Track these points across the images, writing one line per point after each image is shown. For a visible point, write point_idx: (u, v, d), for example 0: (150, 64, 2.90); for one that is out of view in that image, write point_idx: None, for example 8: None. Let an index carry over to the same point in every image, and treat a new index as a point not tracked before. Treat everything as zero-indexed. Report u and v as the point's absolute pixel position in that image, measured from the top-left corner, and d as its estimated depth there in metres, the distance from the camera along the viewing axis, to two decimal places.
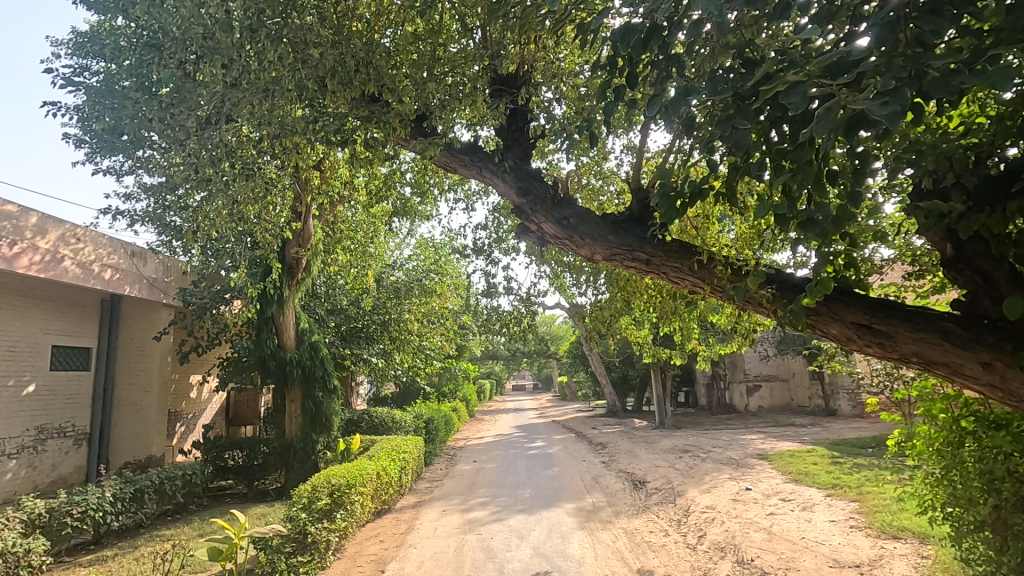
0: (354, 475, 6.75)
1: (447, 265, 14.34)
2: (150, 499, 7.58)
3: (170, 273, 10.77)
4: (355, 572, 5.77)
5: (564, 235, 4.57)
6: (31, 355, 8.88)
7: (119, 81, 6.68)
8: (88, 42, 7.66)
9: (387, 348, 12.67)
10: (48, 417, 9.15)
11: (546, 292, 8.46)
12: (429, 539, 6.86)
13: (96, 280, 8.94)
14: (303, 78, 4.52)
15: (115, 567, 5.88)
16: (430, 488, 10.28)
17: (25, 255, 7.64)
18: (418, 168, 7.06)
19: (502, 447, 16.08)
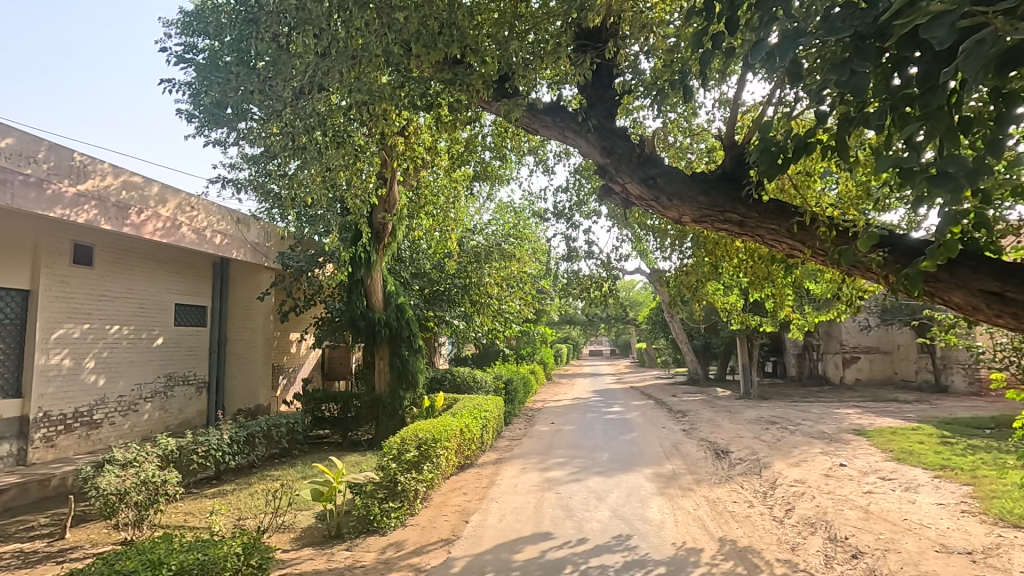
0: (439, 431, 7.08)
1: (526, 230, 14.42)
2: (260, 443, 8.38)
3: (270, 238, 11.57)
4: (442, 521, 6.11)
5: (651, 197, 4.38)
6: (159, 311, 9.95)
7: (222, 57, 7.13)
8: (194, 20, 8.17)
9: (468, 311, 12.99)
10: (174, 366, 10.30)
11: (628, 256, 8.30)
12: (510, 494, 7.11)
13: (209, 245, 9.79)
14: (389, 43, 4.59)
15: (234, 500, 6.62)
16: (510, 446, 10.63)
17: (150, 223, 8.49)
18: (498, 130, 7.00)
19: (579, 411, 16.22)
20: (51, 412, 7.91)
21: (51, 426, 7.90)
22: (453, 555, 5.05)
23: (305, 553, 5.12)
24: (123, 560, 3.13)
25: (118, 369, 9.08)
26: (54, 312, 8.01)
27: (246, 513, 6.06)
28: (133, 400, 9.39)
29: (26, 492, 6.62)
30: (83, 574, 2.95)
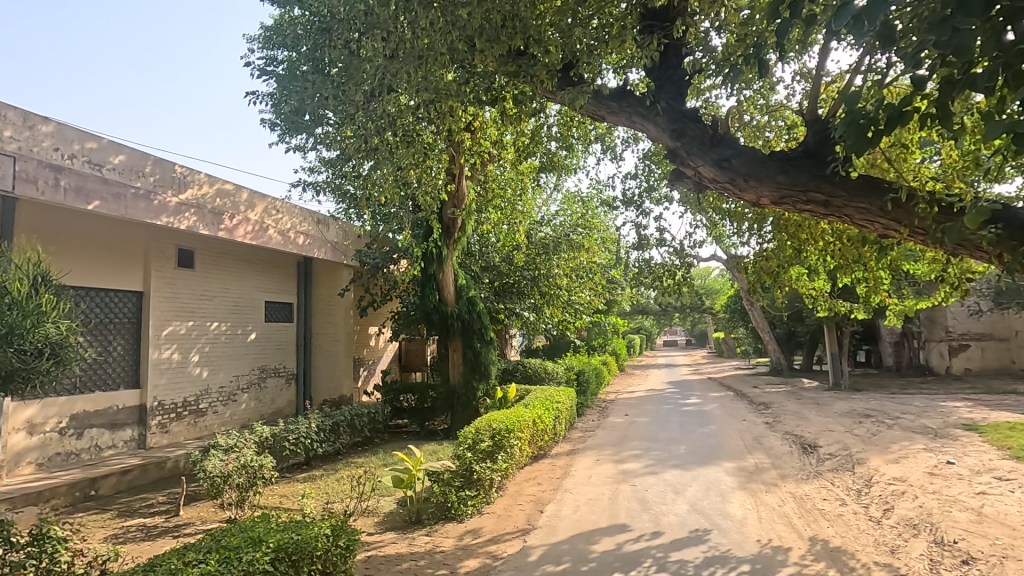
0: (512, 421, 7.18)
1: (594, 219, 14.24)
2: (344, 431, 8.86)
3: (348, 237, 12.15)
4: (517, 510, 6.19)
5: (726, 179, 4.18)
6: (252, 308, 10.72)
7: (299, 66, 7.52)
8: (274, 34, 8.67)
9: (538, 303, 13.02)
10: (266, 359, 11.08)
11: (702, 242, 7.99)
12: (584, 486, 7.09)
13: (293, 245, 10.42)
14: (454, 40, 4.63)
15: (323, 484, 7.07)
16: (583, 437, 10.60)
17: (241, 226, 9.16)
18: (564, 119, 6.92)
19: (654, 402, 15.87)
20: (164, 401, 8.75)
21: (164, 414, 8.74)
22: (529, 544, 5.12)
23: (389, 537, 5.37)
24: (229, 537, 3.43)
25: (219, 362, 9.90)
26: (163, 311, 8.82)
27: (334, 497, 6.46)
28: (232, 390, 10.20)
29: (146, 473, 7.38)
30: (196, 548, 3.27)
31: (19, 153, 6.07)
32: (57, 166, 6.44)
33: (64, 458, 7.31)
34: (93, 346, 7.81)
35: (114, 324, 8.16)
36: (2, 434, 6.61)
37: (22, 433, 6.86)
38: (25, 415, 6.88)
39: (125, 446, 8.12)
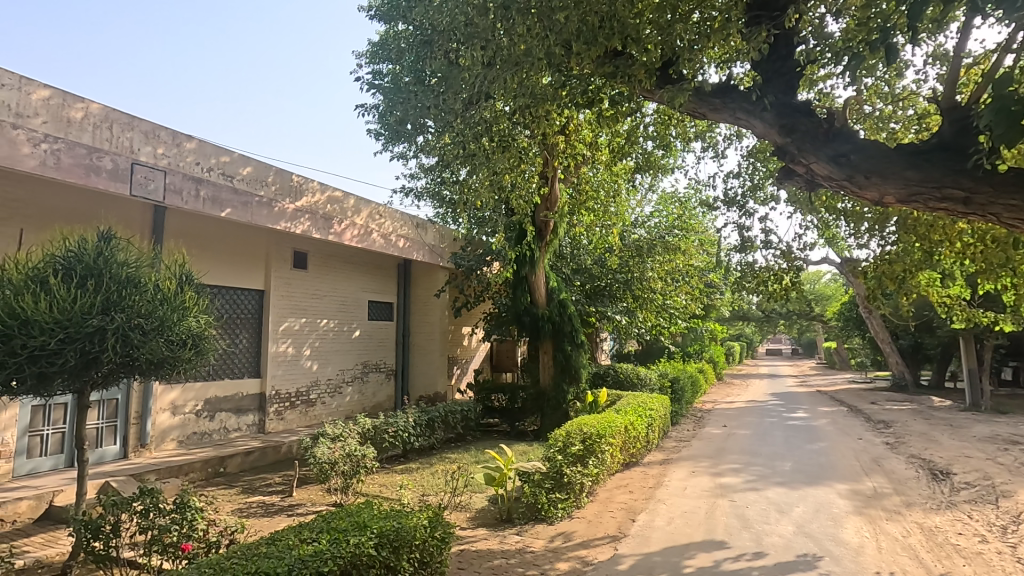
0: (603, 426, 7.08)
1: (692, 221, 13.69)
2: (439, 428, 9.20)
3: (444, 240, 12.62)
4: (608, 517, 6.08)
5: (843, 175, 3.87)
6: (357, 306, 11.45)
7: (403, 78, 7.93)
8: (379, 49, 9.19)
9: (631, 306, 12.75)
10: (369, 355, 11.78)
11: (812, 245, 7.43)
12: (678, 497, 6.83)
13: (394, 248, 11.01)
14: (551, 45, 4.66)
15: (419, 477, 7.38)
16: (678, 447, 10.21)
17: (349, 230, 9.82)
18: (661, 118, 6.73)
19: (755, 414, 14.92)
20: (280, 390, 9.58)
21: (280, 402, 9.57)
22: (621, 552, 5.02)
23: (481, 533, 5.50)
24: (338, 519, 3.69)
25: (327, 357, 10.66)
26: (281, 308, 9.66)
27: (429, 490, 6.73)
28: (338, 383, 10.93)
29: (265, 455, 8.11)
30: (310, 527, 3.55)
31: (168, 168, 6.94)
32: (197, 178, 7.28)
33: (199, 437, 8.23)
34: (224, 339, 8.72)
35: (241, 319, 9.07)
36: (151, 413, 7.58)
37: (167, 412, 7.81)
38: (169, 397, 7.83)
39: (248, 429, 8.99)
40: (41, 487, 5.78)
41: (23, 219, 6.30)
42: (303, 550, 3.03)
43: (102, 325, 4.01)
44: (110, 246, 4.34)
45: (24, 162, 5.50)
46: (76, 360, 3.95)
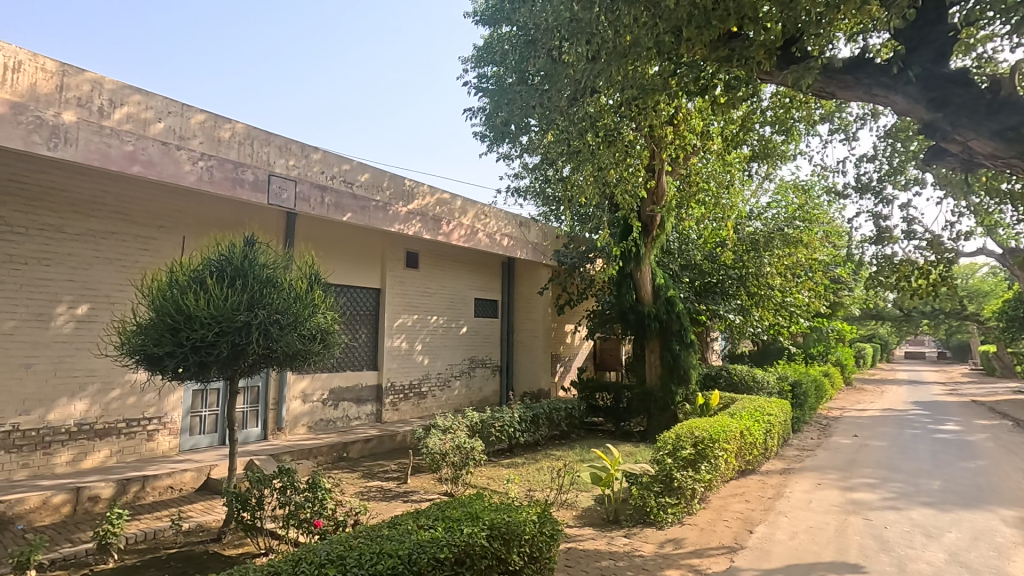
0: (716, 430, 6.71)
1: (816, 211, 12.57)
2: (543, 424, 9.27)
3: (547, 238, 12.71)
4: (722, 526, 5.76)
5: (1013, 154, 3.51)
6: (463, 303, 11.85)
7: (507, 79, 8.08)
8: (484, 53, 9.42)
9: (746, 304, 11.98)
10: (475, 351, 12.16)
11: (967, 234, 6.50)
12: (803, 511, 6.29)
13: (499, 247, 11.26)
14: (660, 33, 4.47)
15: (525, 472, 7.49)
16: (801, 457, 9.42)
17: (457, 231, 10.20)
18: (780, 101, 6.25)
19: (894, 424, 13.36)
20: (395, 383, 10.19)
21: (395, 394, 10.17)
22: (738, 565, 4.73)
23: (588, 532, 5.46)
24: (451, 508, 3.85)
25: (437, 352, 11.16)
26: (395, 305, 10.25)
27: (535, 485, 6.80)
28: (447, 377, 11.40)
29: (382, 442, 8.67)
30: (426, 513, 3.75)
31: (299, 178, 7.64)
32: (323, 186, 7.93)
33: (326, 423, 8.98)
34: (346, 333, 9.45)
35: (360, 315, 9.76)
36: (286, 400, 8.40)
37: (299, 400, 8.62)
38: (300, 386, 8.62)
39: (367, 418, 9.66)
40: (200, 462, 6.65)
41: (184, 228, 7.25)
42: (421, 536, 3.20)
43: (247, 320, 4.51)
44: (253, 250, 4.86)
45: (184, 178, 6.32)
46: (228, 351, 4.47)
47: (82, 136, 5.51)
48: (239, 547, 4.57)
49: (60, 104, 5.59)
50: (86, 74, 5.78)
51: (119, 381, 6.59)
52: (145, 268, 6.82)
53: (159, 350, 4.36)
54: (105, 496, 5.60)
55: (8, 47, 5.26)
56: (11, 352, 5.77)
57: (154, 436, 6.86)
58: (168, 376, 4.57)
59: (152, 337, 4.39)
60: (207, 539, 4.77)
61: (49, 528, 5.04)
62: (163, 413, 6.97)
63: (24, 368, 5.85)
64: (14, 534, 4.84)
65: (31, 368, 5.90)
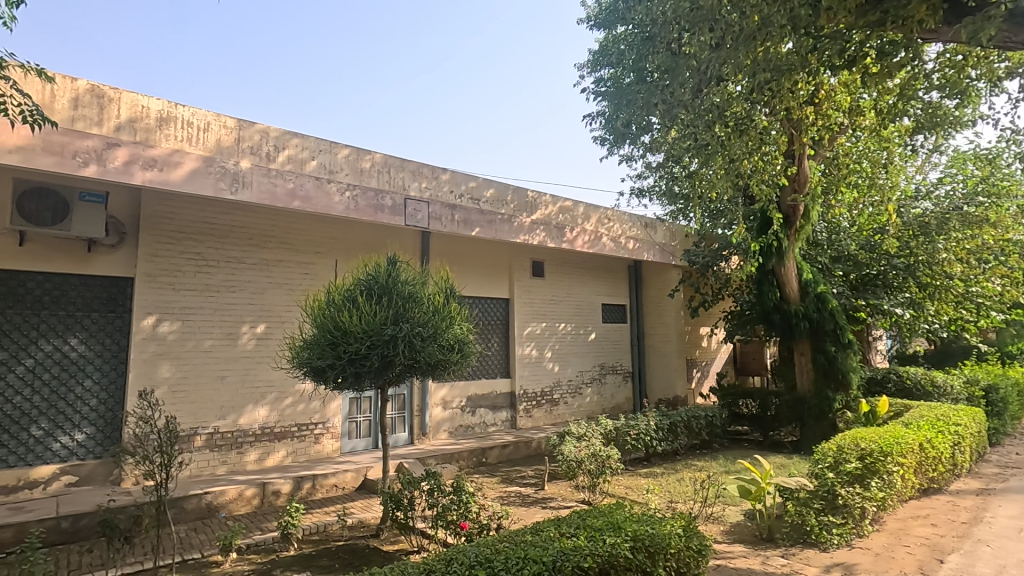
0: (888, 442, 5.91)
1: (1005, 183, 10.63)
2: (682, 433, 8.85)
3: (675, 238, 12.28)
4: (902, 552, 5.02)
5: None
6: (591, 310, 11.77)
7: (626, 79, 7.95)
8: (599, 56, 9.35)
9: (917, 297, 10.46)
10: (606, 357, 12.01)
11: None
12: (1011, 541, 5.28)
13: (625, 250, 11.04)
14: (795, 8, 4.10)
15: (665, 482, 7.20)
16: (1003, 476, 7.93)
17: (581, 237, 10.19)
18: (950, 62, 5.41)
19: None
20: (527, 390, 10.39)
21: (528, 401, 10.38)
22: None
23: (738, 549, 5.09)
24: (592, 517, 3.82)
25: (567, 359, 11.19)
26: (524, 314, 10.49)
27: (676, 497, 6.51)
28: (578, 384, 11.38)
29: (518, 449, 8.88)
30: (567, 521, 3.76)
31: (430, 199, 8.15)
32: (452, 205, 8.38)
33: (465, 429, 9.42)
34: (480, 343, 9.86)
35: (492, 325, 10.13)
36: (429, 407, 8.95)
37: (440, 407, 9.15)
38: (441, 394, 9.15)
39: (502, 425, 9.97)
40: (359, 463, 7.33)
41: (337, 252, 8.08)
42: (564, 544, 3.21)
43: (394, 334, 4.89)
44: (396, 269, 5.29)
45: (335, 208, 7.06)
46: (378, 363, 4.88)
47: (254, 179, 6.41)
48: (395, 544, 4.94)
49: (239, 154, 6.57)
50: (257, 126, 6.73)
51: (291, 390, 7.51)
52: (307, 289, 7.73)
53: (322, 363, 4.89)
54: (285, 491, 6.39)
55: (200, 112, 6.31)
56: (210, 366, 6.84)
57: (321, 439, 7.70)
58: (330, 386, 5.11)
59: (316, 352, 4.94)
60: (368, 535, 5.21)
61: (244, 517, 5.88)
62: (326, 419, 7.79)
63: (220, 380, 6.90)
64: (219, 521, 5.73)
65: (225, 379, 6.95)
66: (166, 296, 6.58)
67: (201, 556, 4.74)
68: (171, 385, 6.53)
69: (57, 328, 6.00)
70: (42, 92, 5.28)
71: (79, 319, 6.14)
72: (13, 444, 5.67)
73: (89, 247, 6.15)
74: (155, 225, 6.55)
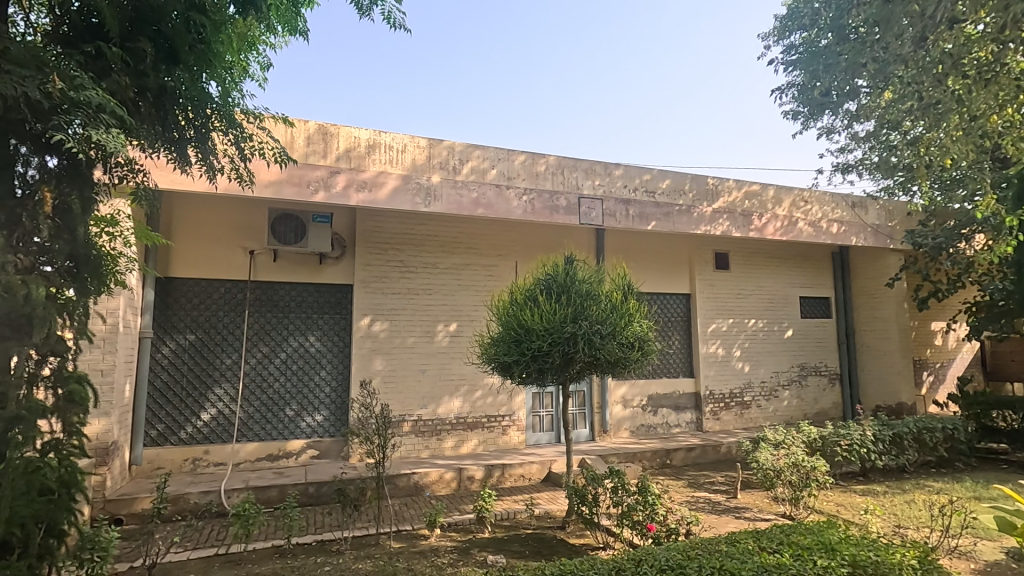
0: None
1: None
2: (910, 446, 7.49)
3: (893, 217, 10.57)
4: None
5: None
6: (787, 304, 10.61)
7: (823, 40, 6.99)
8: (787, 20, 8.37)
9: None
10: (806, 356, 10.71)
11: None
12: None
13: (827, 235, 9.73)
14: None
15: (889, 503, 6.16)
16: None
17: (771, 224, 9.23)
18: None
19: None
20: (714, 391, 9.75)
21: (715, 402, 9.73)
22: None
23: None
24: (797, 534, 3.44)
25: (759, 358, 10.23)
26: (708, 310, 9.86)
27: (906, 521, 5.53)
28: (774, 386, 10.34)
29: (706, 452, 8.37)
30: (767, 536, 3.43)
31: (604, 195, 8.11)
32: (627, 199, 8.24)
33: (647, 429, 9.20)
34: (660, 340, 9.54)
35: (672, 321, 9.73)
36: (609, 404, 8.93)
37: (621, 405, 9.05)
38: (620, 391, 9.06)
39: (687, 426, 9.51)
40: (544, 456, 7.61)
41: (516, 254, 8.50)
42: (766, 560, 2.95)
43: (574, 331, 4.96)
44: (573, 267, 5.39)
45: (513, 212, 7.43)
46: (559, 359, 4.99)
47: (444, 192, 7.05)
48: (581, 538, 5.02)
49: (430, 169, 7.29)
50: (444, 143, 7.41)
51: (481, 383, 8.10)
52: (492, 290, 8.26)
53: (508, 358, 5.17)
54: (478, 477, 6.92)
55: (398, 136, 7.15)
56: (414, 360, 7.71)
57: (508, 430, 8.17)
58: (516, 380, 5.38)
59: (503, 348, 5.25)
60: (554, 526, 5.38)
61: (445, 497, 6.51)
62: (512, 412, 8.25)
63: (421, 372, 7.74)
64: (425, 498, 6.44)
65: (425, 372, 7.77)
66: (377, 299, 7.59)
67: (411, 528, 5.37)
68: (383, 376, 7.51)
69: (300, 327, 7.32)
70: (285, 135, 6.58)
71: (315, 320, 7.40)
72: (275, 421, 7.07)
73: (320, 259, 7.39)
74: (367, 238, 7.59)
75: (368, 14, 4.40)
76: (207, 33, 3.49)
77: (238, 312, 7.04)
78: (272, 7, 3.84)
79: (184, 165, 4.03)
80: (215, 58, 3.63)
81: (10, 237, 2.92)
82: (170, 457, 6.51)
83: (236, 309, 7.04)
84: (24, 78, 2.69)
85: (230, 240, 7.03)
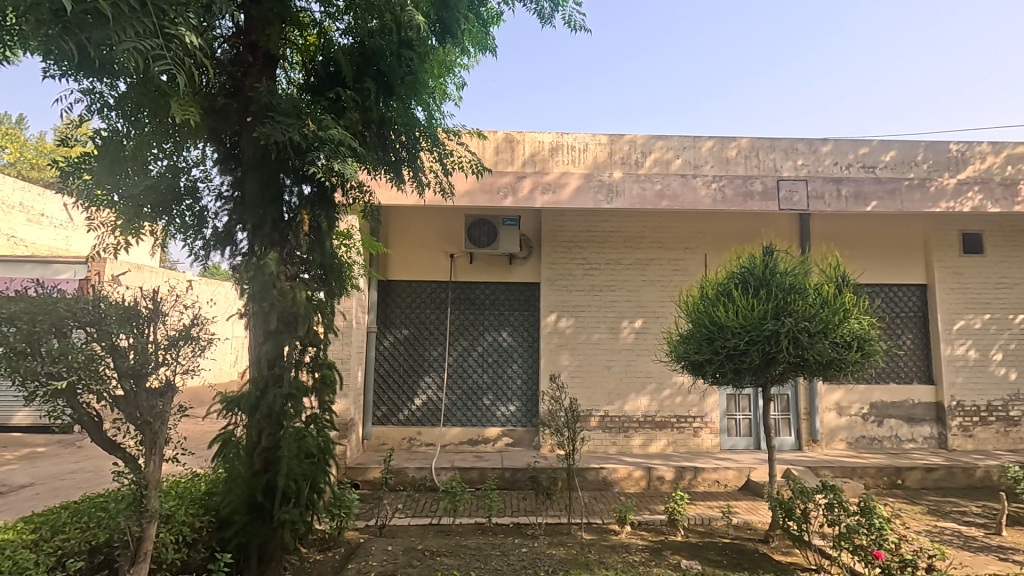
0: None
1: None
2: None
3: None
4: None
5: None
6: None
7: None
8: None
9: None
10: None
11: None
12: None
13: None
14: None
15: None
16: None
17: None
18: None
19: None
20: (964, 402, 8.02)
21: (966, 416, 7.99)
22: None
23: None
24: None
25: None
26: (953, 303, 8.15)
27: None
28: None
29: (953, 476, 6.94)
30: None
31: (808, 176, 7.19)
32: (838, 178, 7.17)
33: (870, 442, 7.97)
34: (886, 339, 8.20)
35: (903, 318, 8.28)
36: (820, 411, 7.96)
37: (834, 412, 7.99)
38: (834, 397, 8.00)
39: (926, 442, 8.00)
40: (741, 462, 7.07)
41: (706, 247, 8.02)
42: None
43: (775, 328, 4.52)
44: (772, 258, 4.91)
45: (701, 202, 6.98)
46: (759, 359, 4.59)
47: (626, 187, 6.95)
48: (788, 555, 4.57)
49: (611, 166, 7.29)
50: (625, 138, 7.36)
51: (669, 382, 7.82)
52: (679, 285, 7.92)
53: (700, 356, 4.92)
54: (668, 478, 6.72)
55: (580, 136, 7.33)
56: (600, 357, 7.78)
57: (699, 433, 7.76)
58: (709, 380, 5.09)
59: (693, 346, 5.02)
60: (756, 539, 4.99)
61: (634, 495, 6.47)
62: (705, 413, 7.80)
63: (607, 369, 7.77)
64: (614, 494, 6.48)
65: (611, 368, 7.78)
66: (564, 297, 7.83)
67: (601, 522, 5.45)
68: (570, 371, 7.74)
69: (494, 323, 7.92)
70: (478, 147, 7.20)
71: (508, 316, 7.94)
72: (475, 409, 7.75)
73: (511, 260, 7.90)
74: (553, 238, 7.88)
75: (549, 22, 4.58)
76: (415, 65, 4.00)
77: (443, 309, 7.89)
78: (465, 32, 4.23)
79: (399, 183, 4.64)
80: (421, 86, 4.13)
81: (283, 252, 3.74)
82: (392, 435, 7.57)
83: (441, 307, 7.89)
84: (289, 125, 3.38)
85: (434, 246, 7.90)
